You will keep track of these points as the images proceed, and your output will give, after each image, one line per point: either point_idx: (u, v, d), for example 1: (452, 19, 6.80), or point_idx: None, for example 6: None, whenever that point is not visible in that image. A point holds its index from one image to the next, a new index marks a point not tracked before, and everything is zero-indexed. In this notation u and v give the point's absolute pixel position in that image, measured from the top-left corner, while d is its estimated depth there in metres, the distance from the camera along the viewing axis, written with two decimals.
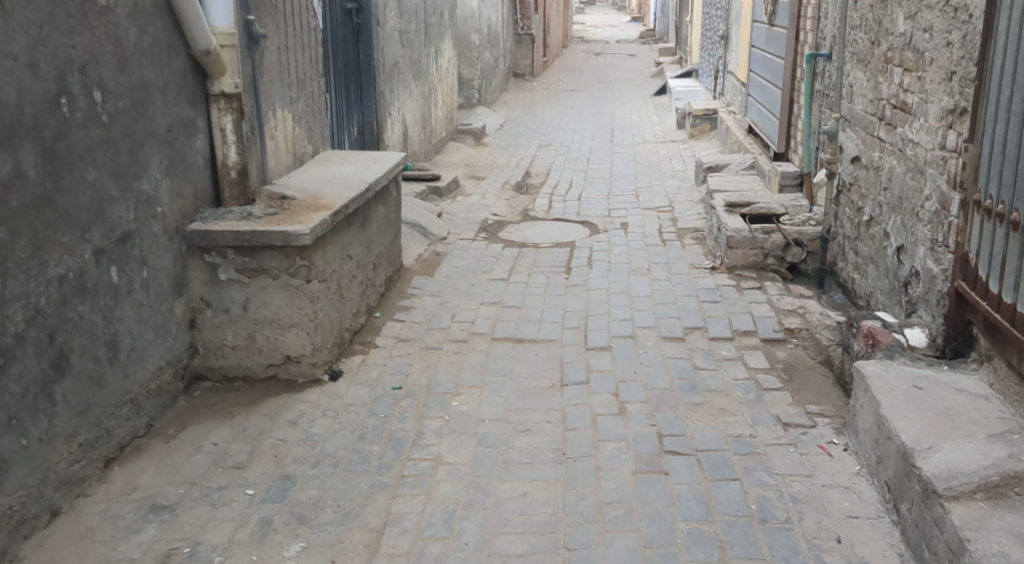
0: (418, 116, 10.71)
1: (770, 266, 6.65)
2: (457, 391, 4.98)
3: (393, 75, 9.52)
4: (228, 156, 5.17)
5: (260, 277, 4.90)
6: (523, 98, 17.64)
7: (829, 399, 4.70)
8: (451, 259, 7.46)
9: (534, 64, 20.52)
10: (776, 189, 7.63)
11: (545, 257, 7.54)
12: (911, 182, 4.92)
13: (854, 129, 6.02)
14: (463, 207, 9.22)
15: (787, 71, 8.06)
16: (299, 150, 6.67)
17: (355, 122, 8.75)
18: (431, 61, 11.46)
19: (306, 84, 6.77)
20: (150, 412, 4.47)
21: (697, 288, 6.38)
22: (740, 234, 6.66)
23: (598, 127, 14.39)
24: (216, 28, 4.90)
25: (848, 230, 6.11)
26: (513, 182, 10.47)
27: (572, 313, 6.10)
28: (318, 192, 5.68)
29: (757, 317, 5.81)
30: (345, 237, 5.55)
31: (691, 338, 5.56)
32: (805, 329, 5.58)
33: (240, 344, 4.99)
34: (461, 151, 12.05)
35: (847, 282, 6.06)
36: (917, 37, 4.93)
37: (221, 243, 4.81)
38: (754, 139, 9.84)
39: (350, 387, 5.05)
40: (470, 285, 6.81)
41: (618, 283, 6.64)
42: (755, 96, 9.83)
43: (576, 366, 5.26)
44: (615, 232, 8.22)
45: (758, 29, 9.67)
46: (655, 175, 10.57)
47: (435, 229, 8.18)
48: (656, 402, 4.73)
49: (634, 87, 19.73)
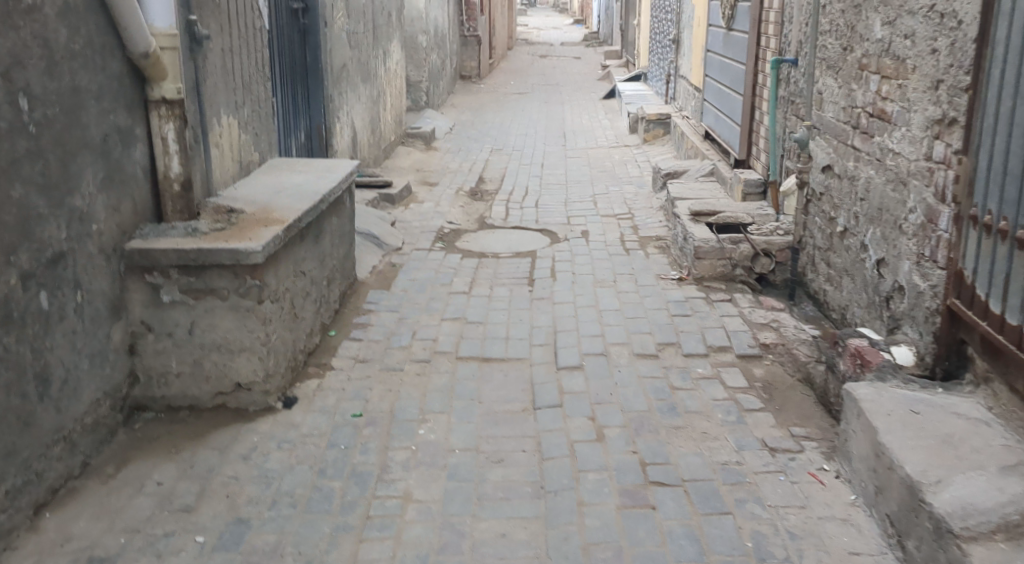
0: (367, 120, 10.34)
1: (738, 276, 6.47)
2: (423, 417, 4.67)
3: (341, 78, 9.15)
4: (171, 167, 4.77)
5: (207, 298, 4.53)
6: (471, 101, 17.34)
7: (812, 420, 4.48)
8: (408, 271, 7.13)
9: (480, 66, 20.23)
10: (739, 197, 7.47)
11: (506, 268, 7.26)
12: (892, 194, 4.71)
13: (825, 137, 5.83)
14: (416, 215, 8.88)
15: (748, 76, 7.88)
16: (246, 159, 6.28)
17: (302, 127, 8.36)
18: (380, 63, 11.09)
19: (252, 88, 6.38)
20: (85, 450, 4.07)
21: (666, 302, 6.16)
22: (708, 244, 6.47)
23: (550, 131, 14.17)
24: (156, 28, 4.54)
25: (818, 240, 5.92)
26: (467, 188, 10.17)
27: (539, 329, 5.82)
28: (267, 205, 5.31)
29: (731, 331, 5.59)
30: (297, 252, 5.19)
31: (664, 355, 5.32)
32: (781, 344, 5.38)
33: (186, 371, 4.62)
34: (411, 156, 11.70)
35: (819, 294, 5.89)
36: (896, 43, 4.71)
37: (164, 262, 4.43)
38: (711, 145, 9.69)
39: (306, 416, 4.70)
40: (429, 300, 6.49)
41: (584, 296, 6.39)
42: (712, 101, 9.67)
43: (548, 387, 4.98)
44: (575, 241, 7.97)
45: (715, 33, 9.50)
46: (611, 181, 10.36)
47: (389, 239, 7.84)
48: (635, 426, 4.48)
49: (582, 90, 19.56)
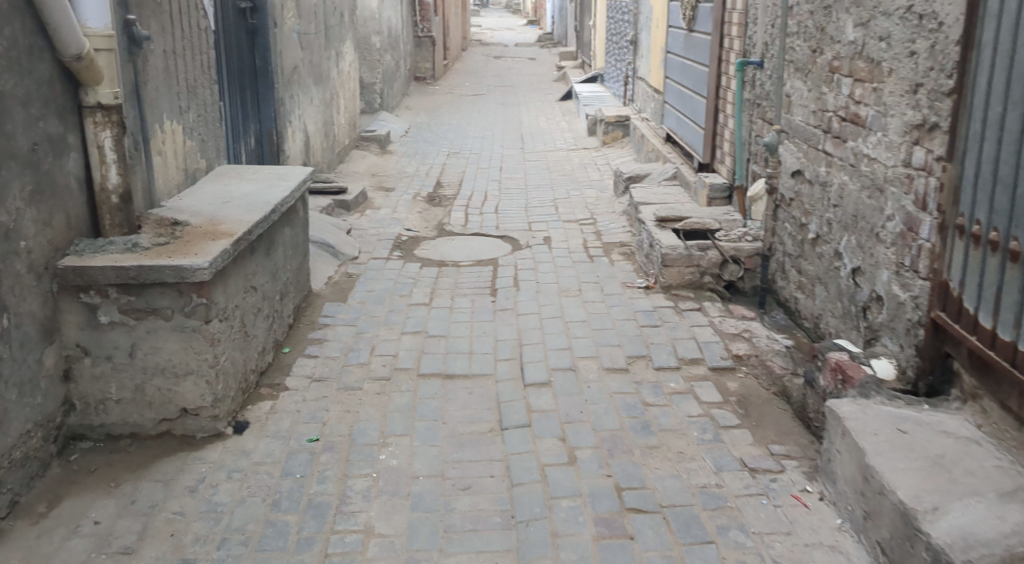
0: (320, 124, 10.03)
1: (707, 284, 6.30)
2: (383, 441, 4.40)
3: (292, 80, 8.84)
4: (108, 178, 4.45)
5: (149, 319, 4.24)
6: (427, 103, 17.06)
7: (791, 436, 4.29)
8: (365, 282, 6.85)
9: (435, 67, 19.94)
10: (704, 202, 7.31)
11: (466, 277, 7.00)
12: (869, 201, 4.51)
13: (795, 141, 5.66)
14: (372, 222, 8.60)
15: (711, 78, 7.72)
16: (191, 166, 5.95)
17: (252, 132, 8.04)
18: (332, 65, 10.78)
19: (198, 92, 6.07)
20: (13, 486, 3.78)
21: (634, 312, 5.96)
22: (676, 251, 6.27)
23: (507, 134, 13.93)
24: (90, 28, 4.22)
25: (789, 247, 5.76)
26: (424, 193, 9.91)
27: (504, 342, 5.58)
28: (213, 216, 5.00)
29: (702, 342, 5.41)
30: (247, 267, 4.89)
31: (634, 368, 5.12)
32: (754, 355, 5.19)
33: (127, 396, 4.32)
34: (366, 160, 11.39)
35: (790, 302, 5.74)
36: (870, 45, 4.52)
37: (101, 280, 4.13)
38: (672, 147, 9.53)
39: (258, 442, 4.41)
40: (388, 312, 6.22)
41: (549, 306, 6.16)
42: (673, 104, 9.51)
43: (515, 406, 4.74)
44: (538, 247, 7.75)
45: (675, 35, 9.34)
46: (571, 185, 10.17)
47: (345, 248, 7.55)
48: (608, 447, 4.26)
49: (539, 92, 19.35)
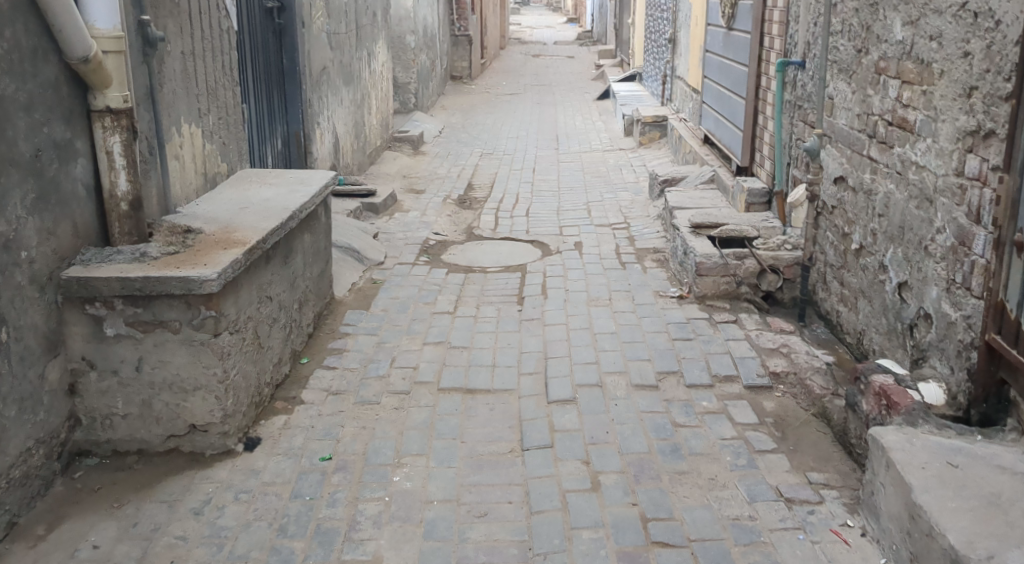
0: (350, 125, 9.88)
1: (743, 294, 6.01)
2: (399, 461, 4.20)
3: (321, 80, 8.68)
4: (117, 184, 4.30)
5: (156, 332, 4.08)
6: (463, 102, 16.86)
7: (831, 463, 4.01)
8: (389, 289, 6.66)
9: (472, 66, 19.73)
10: (742, 207, 7.02)
11: (493, 285, 6.79)
12: (916, 211, 4.22)
13: (837, 145, 5.36)
14: (400, 225, 8.43)
15: (750, 78, 7.43)
16: (211, 170, 5.81)
17: (278, 133, 7.90)
18: (364, 65, 10.62)
19: (219, 93, 5.92)
20: (12, 507, 3.66)
21: (666, 323, 5.70)
22: (711, 260, 5.99)
23: (542, 134, 13.70)
24: (98, 30, 4.06)
25: (831, 257, 5.47)
26: (455, 195, 9.72)
27: (529, 355, 5.36)
28: (228, 224, 4.84)
29: (737, 358, 5.13)
30: (261, 276, 4.72)
31: (665, 385, 4.87)
32: (792, 372, 4.90)
33: (133, 412, 4.17)
34: (397, 161, 11.23)
35: (832, 315, 5.45)
36: (919, 45, 4.22)
37: (106, 292, 3.98)
38: (710, 149, 9.24)
39: (268, 460, 4.23)
40: (411, 321, 6.02)
41: (578, 317, 5.92)
42: (711, 104, 9.22)
43: (537, 425, 4.51)
44: (568, 253, 7.51)
45: (714, 33, 9.05)
46: (606, 187, 9.91)
47: (370, 252, 7.38)
48: (634, 472, 4.02)
49: (577, 91, 19.07)
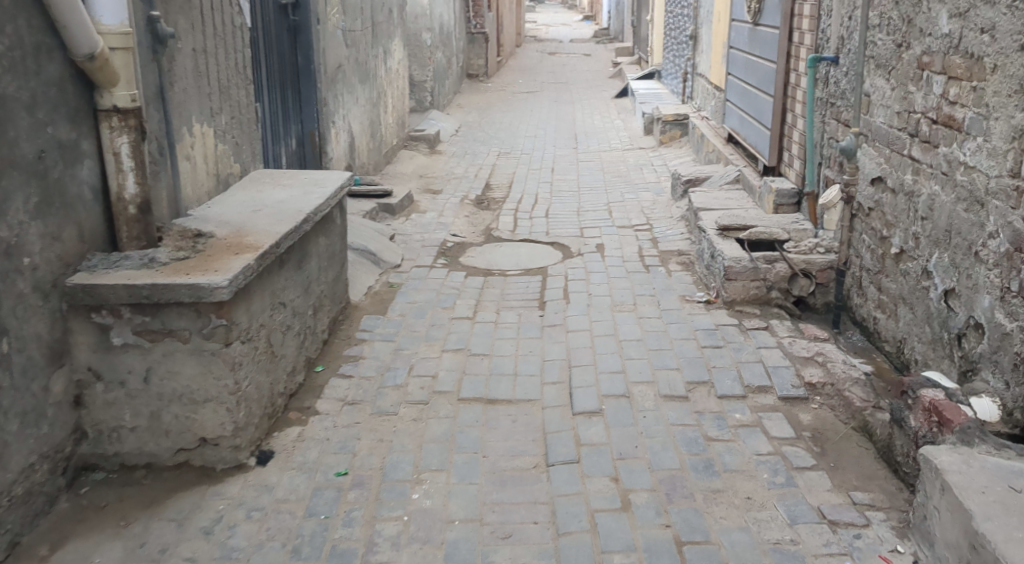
0: (366, 124, 9.69)
1: (774, 299, 5.76)
2: (418, 477, 4.01)
3: (337, 78, 8.50)
4: (125, 186, 4.12)
5: (165, 341, 3.90)
6: (479, 101, 16.65)
7: (875, 482, 3.79)
8: (406, 293, 6.47)
9: (488, 64, 19.52)
10: (770, 209, 6.79)
11: (513, 289, 6.59)
12: (965, 215, 3.99)
13: (875, 145, 5.13)
14: (417, 226, 8.24)
15: (779, 75, 7.19)
16: (224, 171, 5.63)
17: (293, 133, 7.72)
18: (380, 63, 10.44)
19: (232, 92, 5.73)
20: (13, 527, 3.49)
21: (694, 330, 5.49)
22: (740, 264, 5.77)
23: (560, 133, 13.49)
24: (104, 26, 3.89)
25: (868, 261, 5.24)
26: (473, 195, 9.52)
27: (552, 363, 5.15)
28: (240, 227, 4.66)
29: (770, 367, 4.90)
30: (275, 282, 4.53)
31: (695, 396, 4.65)
32: (829, 383, 4.67)
33: (142, 424, 3.99)
34: (414, 161, 11.05)
35: (868, 321, 5.22)
36: (969, 39, 3.99)
37: (112, 300, 3.80)
38: (734, 148, 9.00)
39: (282, 475, 4.05)
40: (429, 327, 5.83)
41: (601, 323, 5.71)
42: (735, 102, 8.99)
43: (562, 438, 4.31)
44: (590, 256, 7.30)
45: (739, 29, 8.82)
46: (627, 187, 9.69)
47: (387, 255, 7.19)
48: (666, 490, 3.81)
49: (595, 89, 18.83)
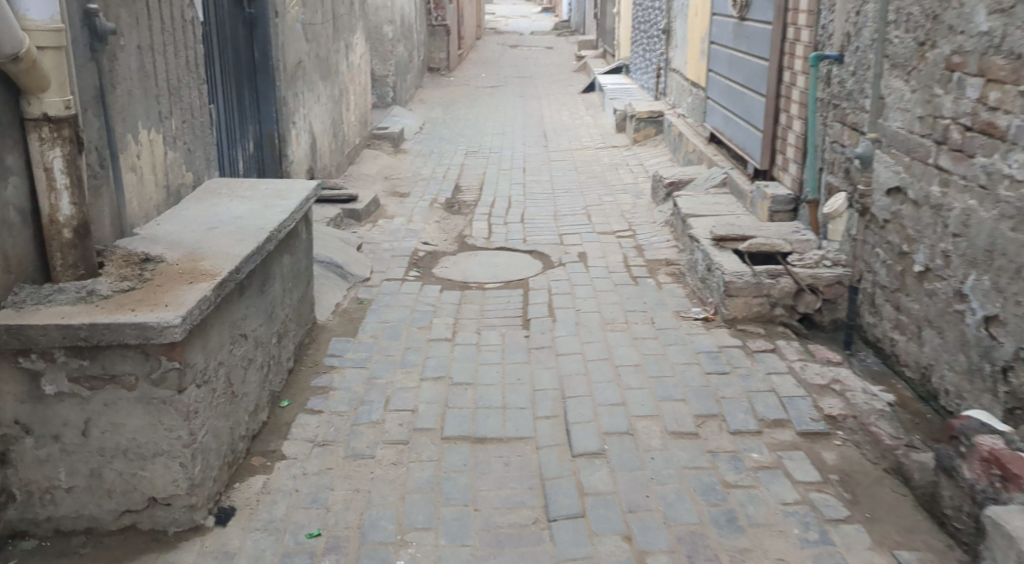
0: (328, 123, 9.13)
1: (778, 317, 5.38)
2: (403, 539, 3.54)
3: (297, 75, 7.93)
4: (59, 207, 3.56)
5: (107, 389, 3.36)
6: (442, 96, 16.10)
7: (919, 536, 3.41)
8: (378, 310, 5.96)
9: (450, 57, 18.94)
10: (765, 217, 6.40)
11: (493, 305, 6.09)
12: (1012, 234, 3.61)
13: (891, 151, 4.74)
14: (385, 233, 7.72)
15: (771, 73, 6.79)
16: (175, 181, 5.06)
17: (251, 135, 7.14)
18: (342, 58, 9.87)
19: (184, 93, 5.17)
20: None
21: (695, 353, 5.04)
22: (742, 279, 5.36)
23: (528, 130, 13.00)
24: (31, 21, 3.34)
25: (883, 278, 4.85)
26: (442, 198, 9.00)
27: (543, 394, 4.67)
28: (195, 248, 4.11)
29: (785, 398, 4.46)
30: (235, 311, 3.99)
31: (705, 432, 4.22)
32: (850, 417, 4.26)
33: (80, 484, 3.45)
34: (378, 161, 10.49)
35: (884, 343, 4.83)
36: (1015, 37, 3.61)
37: (43, 343, 3.25)
38: (717, 148, 8.60)
39: (245, 538, 3.54)
40: (404, 351, 5.31)
41: (594, 345, 5.24)
42: (717, 100, 8.59)
43: (562, 486, 3.85)
44: (573, 266, 6.85)
45: (722, 24, 8.40)
46: (604, 189, 9.25)
47: (355, 267, 6.66)
48: (687, 552, 3.39)
49: (561, 83, 18.37)
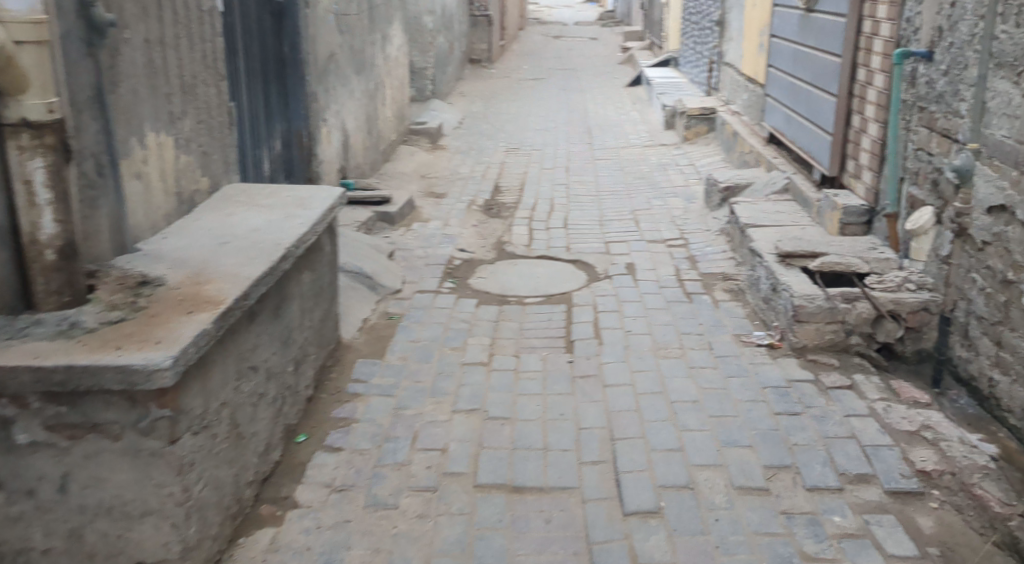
0: (362, 119, 8.66)
1: (854, 346, 4.81)
2: None
3: (329, 69, 7.46)
4: (41, 225, 3.10)
5: (88, 439, 2.89)
6: (482, 88, 15.55)
7: None
8: (408, 327, 5.47)
9: (491, 48, 18.39)
10: (835, 229, 5.81)
11: (533, 323, 5.56)
12: None
13: (996, 163, 4.17)
14: (419, 239, 7.23)
15: (844, 70, 6.18)
16: (189, 187, 4.59)
17: (278, 133, 6.68)
18: (378, 50, 9.39)
19: (201, 90, 4.69)
20: None
21: (761, 388, 4.47)
22: (814, 302, 4.79)
23: (571, 125, 12.43)
24: (7, 12, 2.87)
25: (981, 308, 4.28)
26: (481, 200, 8.49)
27: (590, 434, 4.13)
28: (202, 267, 3.65)
29: (868, 447, 3.90)
30: (245, 342, 3.51)
31: (777, 487, 3.67)
32: (947, 473, 3.70)
33: (58, 546, 3.00)
34: (414, 158, 10.00)
35: (981, 383, 4.26)
36: None
37: (14, 388, 2.79)
38: (776, 150, 7.99)
39: None
40: (436, 376, 4.80)
41: (645, 375, 4.70)
42: (778, 98, 7.99)
43: (614, 554, 3.33)
44: (621, 278, 6.30)
45: (786, 16, 7.79)
46: (652, 191, 8.68)
47: (385, 277, 6.18)
48: None
49: (605, 76, 17.74)
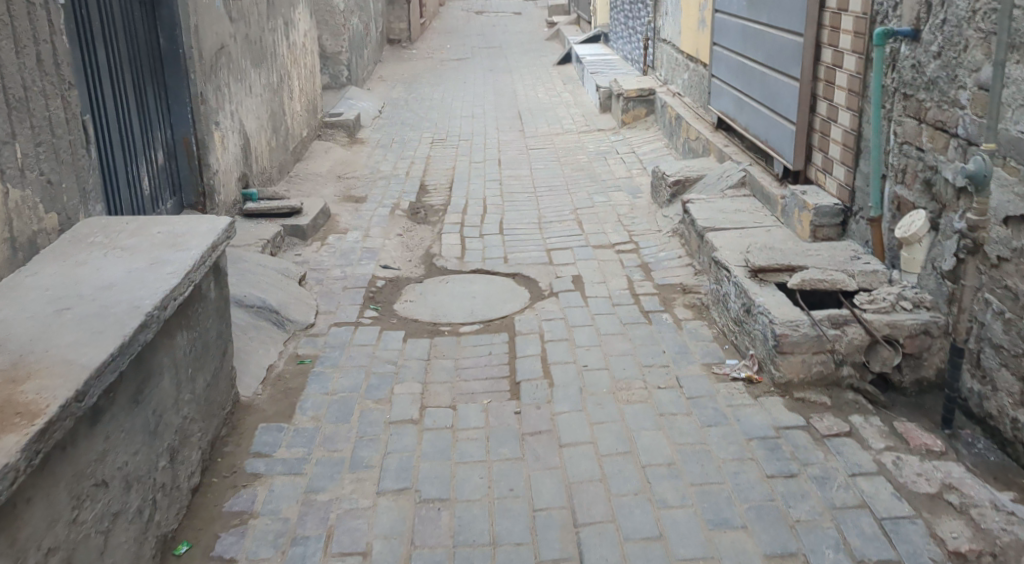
0: (265, 116, 7.69)
1: (846, 379, 4.11)
2: None
3: (219, 63, 6.49)
4: None
5: None
6: (403, 72, 14.57)
7: None
8: (321, 373, 4.61)
9: (411, 27, 17.37)
10: (807, 233, 5.11)
11: (470, 360, 4.75)
12: None
13: (1012, 165, 3.50)
14: (336, 255, 6.34)
15: (806, 50, 5.46)
16: (28, 229, 3.64)
17: (159, 143, 5.71)
18: (280, 38, 8.40)
19: (37, 104, 3.73)
20: None
21: (746, 442, 3.74)
22: (798, 330, 4.07)
23: (500, 110, 11.58)
24: None
25: (998, 335, 3.62)
26: (405, 203, 7.62)
27: (547, 519, 3.36)
28: (25, 352, 2.75)
29: (884, 521, 3.21)
30: (85, 451, 2.64)
31: None
32: (986, 554, 3.04)
33: None
34: (329, 156, 9.05)
35: (1001, 424, 3.60)
36: None
37: None
38: (727, 136, 7.29)
39: None
40: (355, 443, 3.95)
41: (606, 428, 3.94)
42: (726, 79, 7.28)
43: None
44: (568, 295, 5.53)
45: None
46: (594, 185, 7.92)
47: (295, 308, 5.30)
48: None
49: (533, 53, 16.88)
